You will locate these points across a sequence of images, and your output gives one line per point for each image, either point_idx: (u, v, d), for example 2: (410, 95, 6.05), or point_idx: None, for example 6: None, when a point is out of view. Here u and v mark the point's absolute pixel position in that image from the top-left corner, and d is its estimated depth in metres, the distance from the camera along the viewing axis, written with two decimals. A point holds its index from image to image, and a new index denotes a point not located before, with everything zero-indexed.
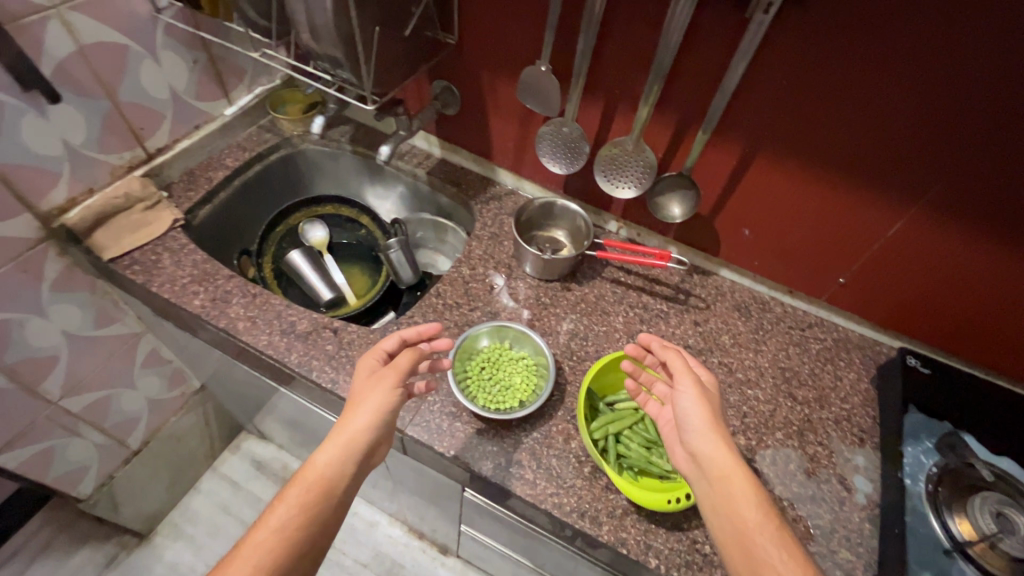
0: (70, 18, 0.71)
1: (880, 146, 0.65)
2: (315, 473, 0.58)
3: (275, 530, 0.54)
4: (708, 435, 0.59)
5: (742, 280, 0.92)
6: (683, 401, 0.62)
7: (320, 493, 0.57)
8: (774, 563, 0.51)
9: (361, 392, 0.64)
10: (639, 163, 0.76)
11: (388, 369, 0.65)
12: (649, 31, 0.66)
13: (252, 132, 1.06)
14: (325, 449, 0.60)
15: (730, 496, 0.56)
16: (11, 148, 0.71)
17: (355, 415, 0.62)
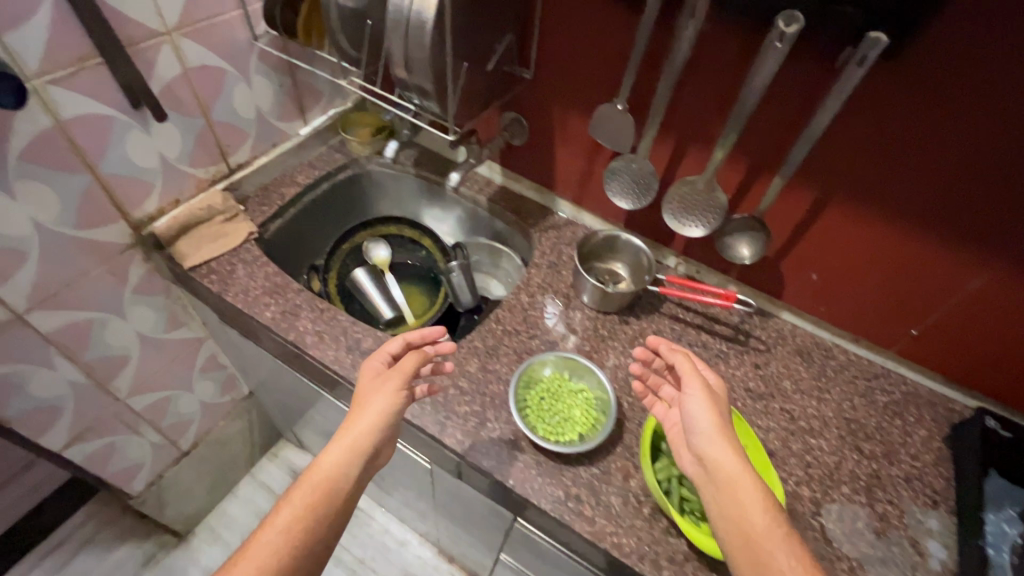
0: (181, 43, 0.77)
1: (961, 199, 0.64)
2: (320, 475, 0.60)
3: (280, 531, 0.55)
4: (715, 437, 0.59)
5: (804, 324, 0.90)
6: (691, 404, 0.62)
7: (324, 494, 0.59)
8: (782, 567, 0.50)
9: (367, 392, 0.66)
10: (709, 203, 0.76)
11: (393, 371, 0.66)
12: (734, 75, 0.66)
13: (323, 151, 1.10)
14: (332, 450, 0.61)
15: (736, 499, 0.55)
16: (115, 159, 0.76)
17: (361, 413, 0.64)
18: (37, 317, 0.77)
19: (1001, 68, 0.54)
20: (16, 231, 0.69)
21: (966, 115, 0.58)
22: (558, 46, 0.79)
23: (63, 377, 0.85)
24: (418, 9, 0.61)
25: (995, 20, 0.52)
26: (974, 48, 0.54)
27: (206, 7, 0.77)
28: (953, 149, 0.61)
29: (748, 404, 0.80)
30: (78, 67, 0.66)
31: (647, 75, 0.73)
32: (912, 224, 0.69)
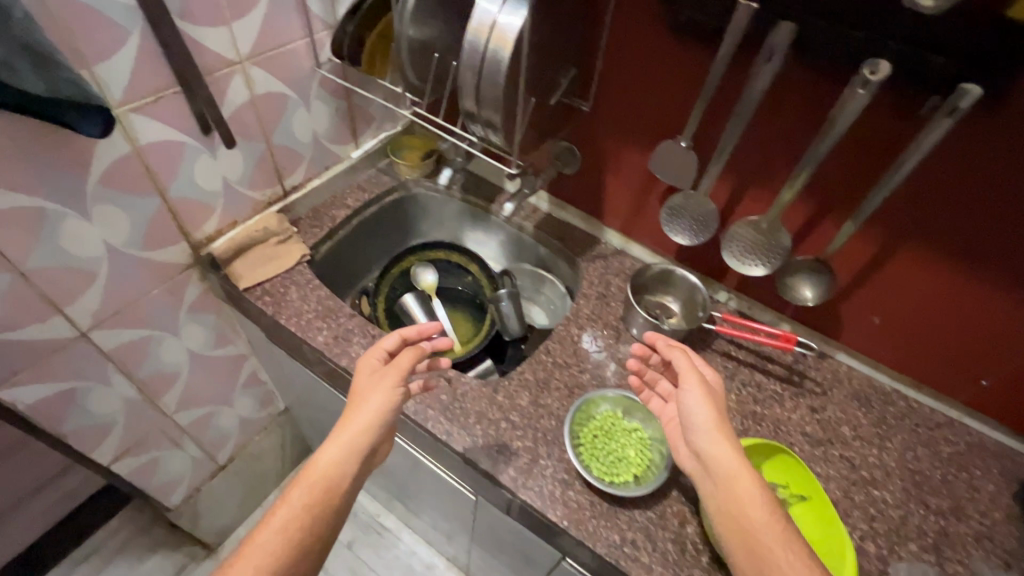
0: (251, 72, 0.78)
1: None
2: (317, 473, 0.61)
3: (279, 532, 0.57)
4: (713, 434, 0.59)
5: (861, 367, 0.87)
6: (689, 401, 0.62)
7: (322, 493, 0.60)
8: (782, 564, 0.50)
9: (365, 388, 0.66)
10: (770, 244, 0.75)
11: (390, 367, 0.67)
12: (811, 119, 0.65)
13: (372, 173, 1.10)
14: (329, 447, 0.62)
15: (734, 496, 0.55)
16: (182, 183, 0.77)
17: (357, 411, 0.64)
18: (100, 336, 0.78)
19: None
20: (90, 253, 0.71)
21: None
22: (622, 80, 0.78)
23: (118, 393, 0.86)
24: (495, 46, 0.61)
25: None
26: None
27: (276, 37, 0.79)
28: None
29: (806, 449, 0.78)
30: (157, 96, 0.68)
31: (716, 114, 0.72)
32: (989, 278, 0.66)
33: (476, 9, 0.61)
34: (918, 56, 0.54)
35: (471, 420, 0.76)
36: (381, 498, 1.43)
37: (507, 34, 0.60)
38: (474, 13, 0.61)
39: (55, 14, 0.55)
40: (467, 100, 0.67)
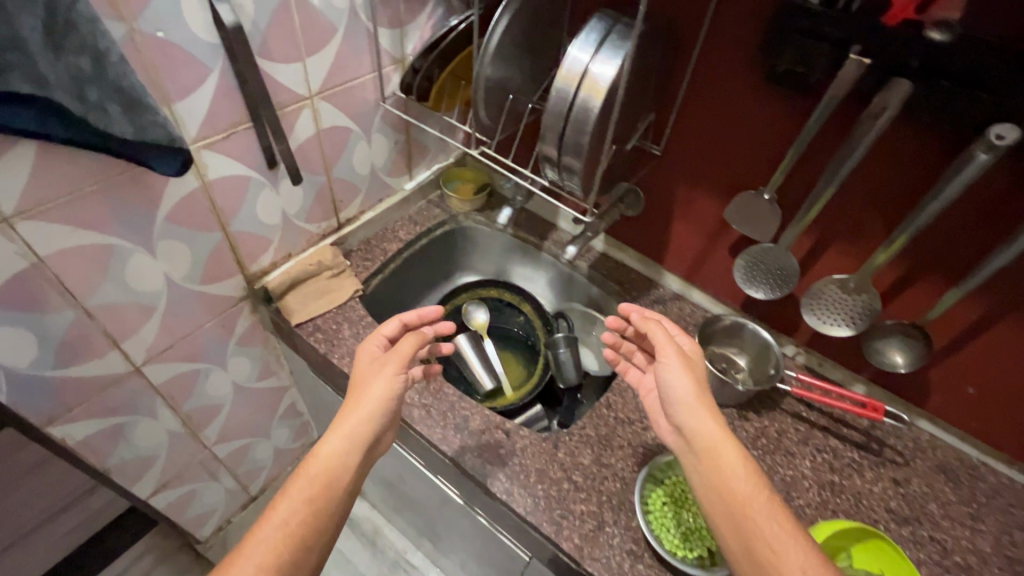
0: (320, 107, 0.77)
1: None
2: (318, 465, 0.58)
3: (279, 527, 0.53)
4: (692, 406, 0.60)
5: (944, 437, 0.81)
6: (667, 373, 0.62)
7: (322, 486, 0.57)
8: (766, 532, 0.51)
9: (364, 377, 0.64)
10: (855, 304, 0.71)
11: (389, 355, 0.66)
12: (917, 180, 0.61)
13: (423, 205, 1.08)
14: (330, 436, 0.60)
15: (717, 468, 0.56)
16: (244, 216, 0.76)
17: (359, 398, 0.63)
18: (152, 370, 0.76)
19: None
20: (151, 288, 0.69)
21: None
22: (700, 127, 0.75)
23: (164, 427, 0.84)
24: (585, 93, 0.60)
25: None
26: None
27: (346, 72, 0.77)
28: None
29: (892, 528, 0.72)
30: (229, 132, 0.67)
31: (806, 168, 0.69)
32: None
33: (566, 58, 0.61)
34: None
35: (531, 478, 0.72)
36: (409, 534, 1.38)
37: (599, 83, 0.59)
38: (564, 61, 0.61)
39: (143, 53, 0.54)
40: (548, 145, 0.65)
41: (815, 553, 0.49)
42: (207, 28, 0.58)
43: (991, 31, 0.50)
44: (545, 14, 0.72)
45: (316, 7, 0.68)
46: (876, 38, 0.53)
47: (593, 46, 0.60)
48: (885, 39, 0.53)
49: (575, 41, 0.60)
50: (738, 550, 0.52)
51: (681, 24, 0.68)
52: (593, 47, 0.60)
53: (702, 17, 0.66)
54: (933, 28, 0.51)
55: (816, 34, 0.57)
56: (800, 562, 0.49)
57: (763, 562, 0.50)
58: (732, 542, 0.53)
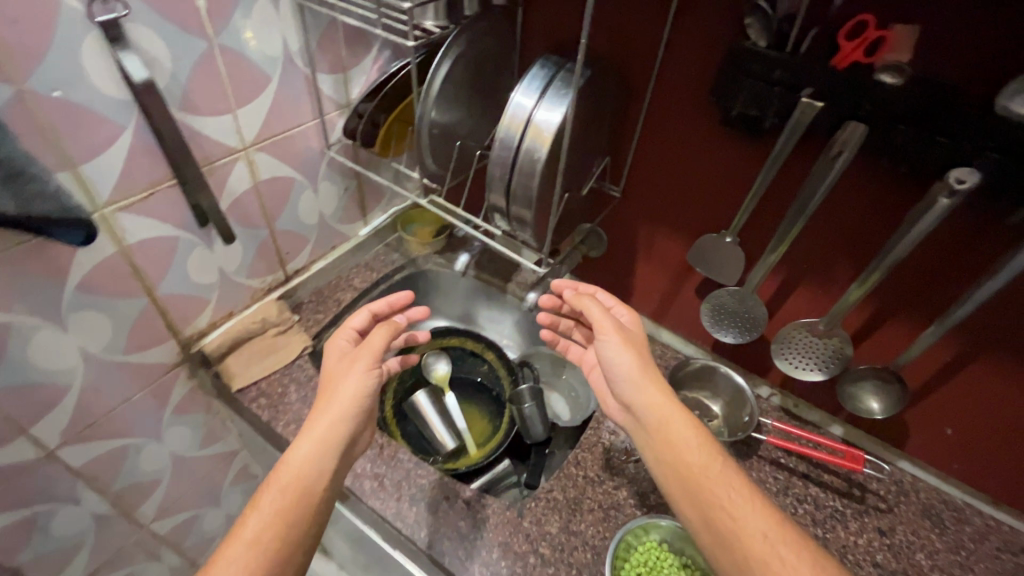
0: (256, 158, 0.72)
1: None
2: (290, 474, 0.53)
3: (251, 545, 0.48)
4: (640, 381, 0.59)
5: (925, 477, 0.78)
6: (607, 349, 0.61)
7: (296, 496, 0.52)
8: (724, 500, 0.52)
9: (335, 373, 0.59)
10: (825, 348, 0.68)
11: (360, 351, 0.60)
12: (879, 222, 0.59)
13: (380, 250, 1.03)
14: (298, 443, 0.55)
15: (670, 441, 0.57)
16: (175, 278, 0.70)
17: (332, 399, 0.57)
18: (70, 453, 0.69)
19: None
20: (64, 364, 0.62)
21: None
22: (658, 168, 0.72)
23: (89, 511, 0.76)
24: (530, 142, 0.56)
25: None
26: None
27: (283, 121, 0.73)
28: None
29: None
30: (151, 192, 0.61)
31: (767, 210, 0.66)
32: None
33: (510, 105, 0.57)
34: (1017, 168, 0.46)
35: (494, 553, 0.66)
36: None
37: (544, 131, 0.55)
38: (508, 107, 0.57)
39: (36, 115, 0.49)
40: (496, 195, 0.61)
41: (771, 513, 0.51)
42: (115, 84, 0.53)
43: (945, 71, 0.48)
44: (491, 58, 0.70)
45: (243, 54, 0.63)
46: (825, 81, 0.51)
47: (539, 89, 0.57)
48: (834, 83, 0.51)
49: (520, 86, 0.57)
50: (697, 520, 0.53)
51: (630, 65, 0.66)
52: (539, 92, 0.56)
53: (652, 58, 0.64)
54: (883, 71, 0.49)
55: (766, 77, 0.55)
56: (756, 525, 0.50)
57: (723, 529, 0.51)
58: (690, 513, 0.54)
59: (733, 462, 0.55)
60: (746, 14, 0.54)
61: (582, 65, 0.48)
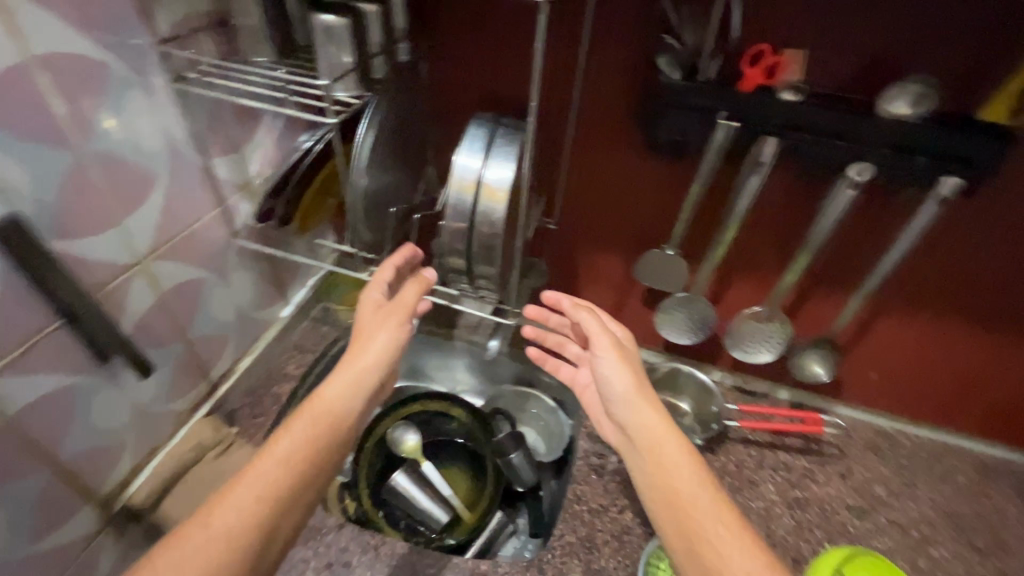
0: (155, 268, 0.61)
1: (1003, 295, 0.67)
2: (322, 407, 0.53)
3: (282, 462, 0.49)
4: (636, 400, 0.58)
5: (860, 416, 0.88)
6: (605, 366, 0.60)
7: (326, 428, 0.52)
8: (710, 534, 0.48)
9: (365, 325, 0.58)
10: (771, 332, 0.76)
11: (394, 305, 0.59)
12: (796, 213, 0.66)
13: (308, 327, 0.94)
14: (332, 380, 0.55)
15: (663, 464, 0.54)
16: (81, 433, 0.57)
17: (363, 346, 0.57)
18: None
19: None
20: None
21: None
22: (591, 196, 0.74)
23: None
24: (484, 203, 0.55)
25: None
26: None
27: (179, 219, 0.63)
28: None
29: (857, 526, 0.76)
30: (32, 342, 0.50)
31: (698, 219, 0.71)
32: (985, 324, 0.71)
33: (456, 167, 0.55)
34: (906, 158, 0.54)
35: None
36: None
37: (498, 190, 0.54)
38: (454, 170, 0.55)
39: None
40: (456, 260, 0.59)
41: (763, 553, 0.46)
42: None
43: (831, 85, 0.55)
44: (409, 117, 0.67)
45: (119, 156, 0.54)
46: (737, 104, 0.56)
47: (483, 147, 0.56)
48: (746, 104, 0.56)
49: (462, 148, 0.56)
50: (682, 555, 0.49)
51: (548, 104, 0.67)
52: (484, 151, 0.56)
53: (569, 99, 0.66)
54: (785, 89, 0.54)
55: (684, 105, 0.58)
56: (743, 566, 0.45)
57: (705, 564, 0.46)
58: (675, 547, 0.49)
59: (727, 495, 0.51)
60: (657, 51, 0.58)
61: (536, 119, 0.49)
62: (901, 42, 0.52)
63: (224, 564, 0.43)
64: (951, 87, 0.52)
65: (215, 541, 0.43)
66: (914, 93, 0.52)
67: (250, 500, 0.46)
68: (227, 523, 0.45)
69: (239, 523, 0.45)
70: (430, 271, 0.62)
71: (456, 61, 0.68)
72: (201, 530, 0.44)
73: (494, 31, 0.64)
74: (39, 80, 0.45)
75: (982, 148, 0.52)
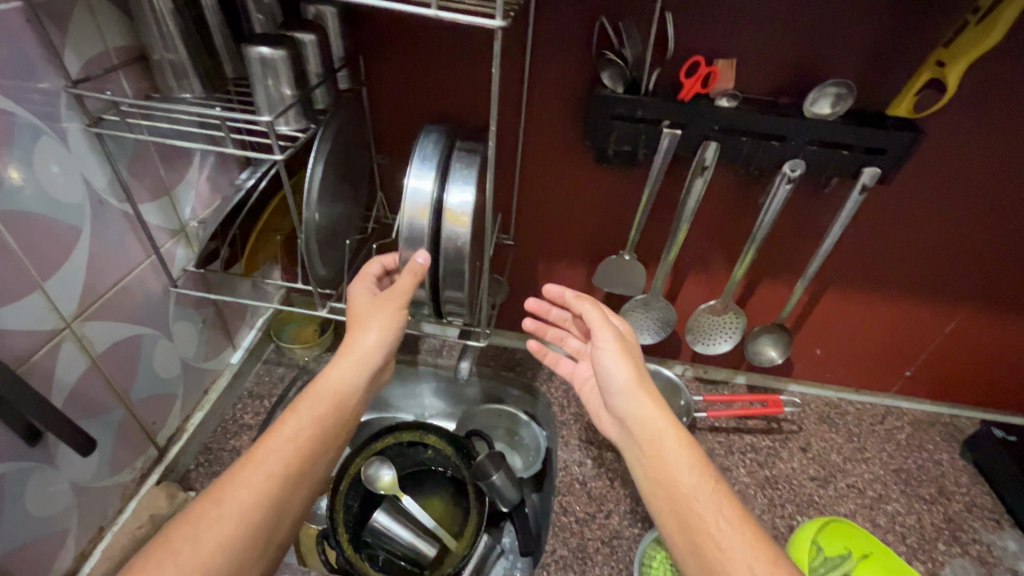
0: (86, 331, 0.55)
1: (922, 268, 0.75)
2: (328, 386, 0.53)
3: (289, 440, 0.50)
4: (638, 391, 0.57)
5: (809, 390, 0.95)
6: (605, 358, 0.59)
7: (333, 408, 0.53)
8: (711, 528, 0.49)
9: (361, 313, 0.55)
10: (726, 324, 0.80)
11: (391, 293, 0.54)
12: (739, 210, 0.70)
13: (261, 370, 0.88)
14: (336, 363, 0.54)
15: (666, 459, 0.54)
16: (13, 528, 0.51)
17: (361, 332, 0.54)
18: None
19: (949, 182, 0.65)
20: None
21: (951, 200, 0.67)
22: (546, 210, 0.75)
23: None
24: (449, 227, 0.54)
25: (943, 154, 0.63)
26: (928, 168, 0.64)
27: (109, 271, 0.57)
28: (946, 230, 0.70)
29: (822, 495, 0.80)
30: None
31: (650, 222, 0.73)
32: (910, 294, 0.78)
33: (406, 193, 0.53)
34: (831, 153, 0.59)
35: None
36: None
37: (462, 214, 0.53)
38: (405, 195, 0.53)
39: None
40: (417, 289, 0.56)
41: (761, 544, 0.47)
42: None
43: (758, 92, 0.60)
44: (354, 147, 0.65)
45: (34, 211, 0.48)
46: (679, 113, 0.58)
47: (433, 166, 0.55)
48: (687, 112, 0.58)
49: (411, 171, 0.54)
50: (684, 549, 0.50)
51: (497, 122, 0.67)
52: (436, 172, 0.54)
53: (517, 118, 0.66)
54: (720, 97, 0.58)
55: (630, 117, 0.60)
56: (746, 558, 0.46)
57: (709, 557, 0.47)
58: (678, 541, 0.50)
59: (727, 488, 0.52)
60: (600, 67, 0.59)
61: (495, 143, 0.49)
62: (820, 47, 0.56)
63: (238, 536, 0.45)
64: (861, 86, 0.58)
65: (227, 518, 0.45)
66: (833, 94, 0.57)
67: (262, 475, 0.47)
68: (238, 500, 0.46)
69: (250, 500, 0.46)
70: (425, 256, 0.53)
71: (398, 87, 0.67)
72: (213, 508, 0.45)
73: (436, 56, 0.63)
74: None
75: (896, 143, 0.57)
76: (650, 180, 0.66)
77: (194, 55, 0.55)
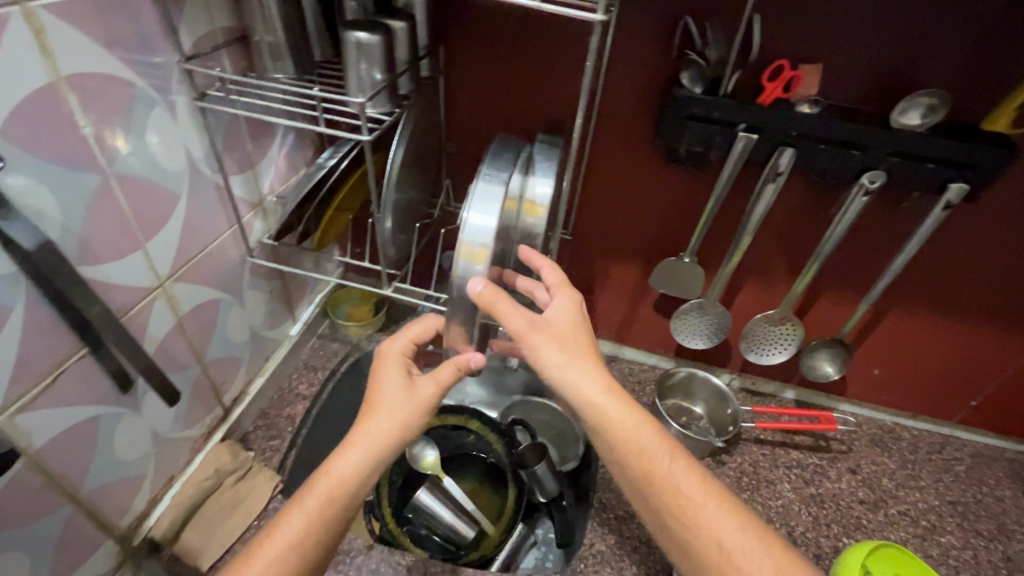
0: (175, 291, 0.59)
1: (1004, 293, 0.71)
2: (334, 483, 0.46)
3: (286, 543, 0.44)
4: (567, 378, 0.49)
5: (862, 411, 0.92)
6: (535, 354, 0.49)
7: (339, 504, 0.46)
8: (678, 499, 0.46)
9: (385, 394, 0.51)
10: (783, 334, 0.78)
11: (429, 380, 0.51)
12: (809, 218, 0.68)
13: (316, 345, 0.92)
14: (346, 451, 0.48)
15: (616, 441, 0.48)
16: (102, 467, 0.55)
17: (378, 420, 0.49)
18: None
19: None
20: None
21: None
22: (607, 206, 0.75)
23: None
24: (526, 218, 0.56)
25: None
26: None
27: (196, 239, 0.61)
28: None
29: (871, 519, 0.78)
30: (58, 372, 0.47)
31: (713, 227, 0.73)
32: (987, 320, 0.75)
33: (464, 231, 0.48)
34: (916, 166, 0.57)
35: None
36: None
37: (540, 205, 0.55)
38: (463, 233, 0.48)
39: None
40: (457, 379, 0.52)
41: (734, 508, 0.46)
42: None
43: (844, 99, 0.58)
44: (428, 134, 0.67)
45: (141, 177, 0.52)
46: (759, 116, 0.58)
47: (494, 199, 0.49)
48: (767, 116, 0.58)
49: (471, 207, 0.49)
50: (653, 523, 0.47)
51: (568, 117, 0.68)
52: (494, 207, 0.48)
53: (589, 113, 0.67)
54: (802, 103, 0.57)
55: (705, 118, 0.59)
56: (712, 525, 0.45)
57: (682, 530, 0.46)
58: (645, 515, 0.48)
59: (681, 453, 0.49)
60: (680, 67, 0.59)
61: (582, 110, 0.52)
62: (915, 56, 0.54)
63: None
64: (956, 99, 0.56)
65: None
66: (925, 105, 0.55)
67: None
68: None
69: None
70: (477, 360, 0.52)
71: (473, 77, 0.68)
72: None
73: (515, 48, 0.65)
74: (67, 100, 0.44)
75: (992, 160, 0.54)
76: (720, 186, 0.65)
77: (293, 37, 0.57)
